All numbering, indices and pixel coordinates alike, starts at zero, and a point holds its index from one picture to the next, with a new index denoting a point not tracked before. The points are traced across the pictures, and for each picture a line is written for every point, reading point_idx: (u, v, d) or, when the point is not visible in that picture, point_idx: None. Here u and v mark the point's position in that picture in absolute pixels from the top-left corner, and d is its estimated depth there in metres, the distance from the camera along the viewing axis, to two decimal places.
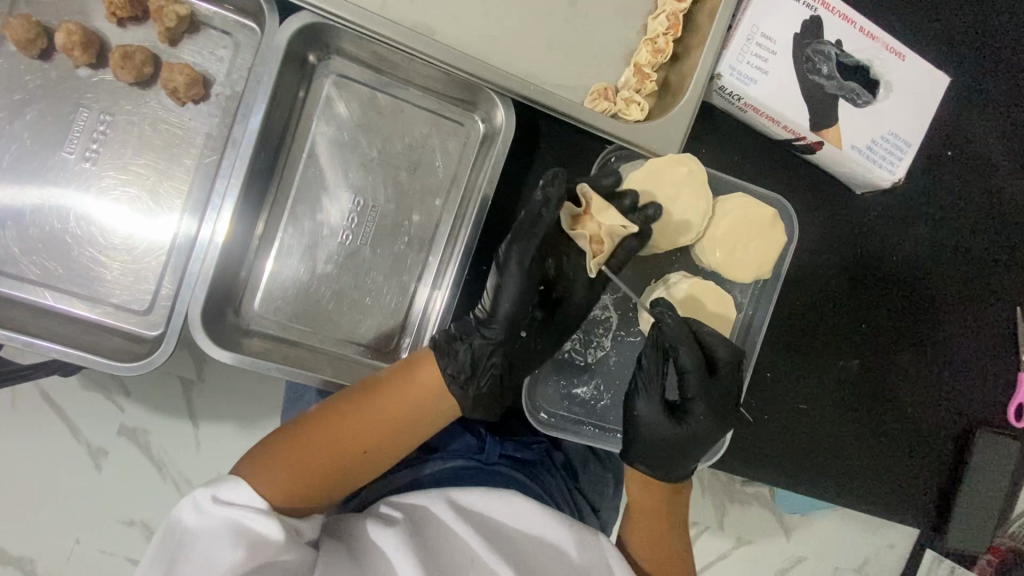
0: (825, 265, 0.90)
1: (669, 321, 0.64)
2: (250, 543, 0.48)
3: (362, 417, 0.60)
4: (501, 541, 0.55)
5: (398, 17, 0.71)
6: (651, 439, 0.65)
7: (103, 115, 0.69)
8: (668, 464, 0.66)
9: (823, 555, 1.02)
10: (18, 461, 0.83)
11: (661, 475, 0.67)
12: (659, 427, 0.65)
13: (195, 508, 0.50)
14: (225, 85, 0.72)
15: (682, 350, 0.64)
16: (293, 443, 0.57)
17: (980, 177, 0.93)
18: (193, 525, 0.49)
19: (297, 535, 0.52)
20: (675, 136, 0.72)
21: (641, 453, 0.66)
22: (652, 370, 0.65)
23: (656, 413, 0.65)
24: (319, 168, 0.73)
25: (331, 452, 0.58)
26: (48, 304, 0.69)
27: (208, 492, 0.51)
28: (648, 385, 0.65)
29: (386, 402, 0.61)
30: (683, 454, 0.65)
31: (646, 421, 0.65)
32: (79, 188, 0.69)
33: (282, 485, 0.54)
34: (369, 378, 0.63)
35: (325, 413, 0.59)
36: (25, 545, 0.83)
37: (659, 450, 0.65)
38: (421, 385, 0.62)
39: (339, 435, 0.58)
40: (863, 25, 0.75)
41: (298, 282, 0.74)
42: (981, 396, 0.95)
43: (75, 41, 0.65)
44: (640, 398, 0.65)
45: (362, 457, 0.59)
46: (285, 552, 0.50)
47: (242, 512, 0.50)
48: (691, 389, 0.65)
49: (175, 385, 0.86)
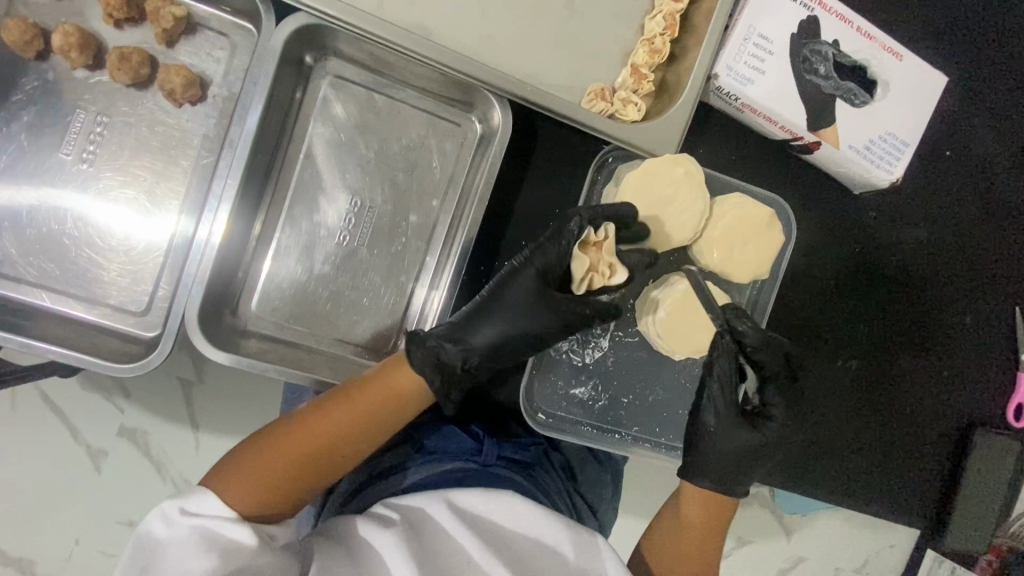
0: (823, 266, 0.90)
1: (749, 330, 0.65)
2: (221, 550, 0.48)
3: (335, 418, 0.59)
4: (498, 541, 0.55)
5: (394, 18, 0.71)
6: (732, 451, 0.65)
7: (100, 117, 0.69)
8: (740, 475, 0.66)
9: (823, 556, 1.00)
10: (18, 463, 0.83)
11: (735, 492, 0.67)
12: (743, 439, 0.65)
13: (163, 519, 0.50)
14: (222, 86, 0.72)
15: (762, 356, 0.65)
16: (264, 451, 0.56)
17: (979, 177, 0.93)
18: (163, 537, 0.49)
19: (271, 541, 0.52)
20: (672, 137, 0.71)
21: (717, 471, 0.66)
22: (725, 379, 0.65)
23: (737, 424, 0.65)
24: (316, 168, 0.73)
25: (304, 455, 0.57)
26: (45, 306, 0.69)
27: (175, 504, 0.50)
28: (729, 394, 0.66)
29: (359, 406, 0.60)
30: (756, 463, 0.67)
31: (731, 434, 0.65)
32: (76, 190, 0.69)
33: (259, 494, 0.54)
34: (340, 383, 0.63)
35: (297, 418, 0.59)
36: (23, 546, 0.83)
37: (738, 463, 0.66)
38: (394, 388, 0.62)
39: (314, 442, 0.58)
40: (861, 25, 0.75)
41: (296, 283, 0.74)
42: (980, 396, 0.95)
43: (72, 43, 0.65)
44: (711, 407, 0.66)
45: (335, 458, 0.59)
46: (257, 558, 0.49)
47: (212, 520, 0.50)
48: (772, 395, 0.67)
49: (172, 387, 0.86)
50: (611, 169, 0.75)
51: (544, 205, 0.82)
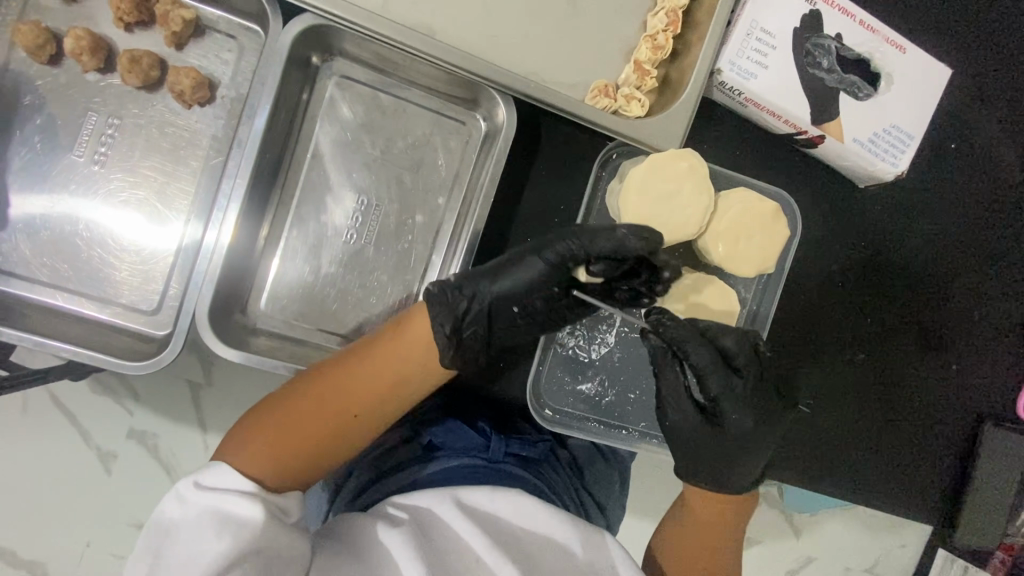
0: (830, 259, 0.90)
1: (666, 325, 0.63)
2: (233, 528, 0.48)
3: (341, 380, 0.60)
4: (507, 540, 0.55)
5: (399, 18, 0.72)
6: (696, 446, 0.65)
7: (111, 119, 0.70)
8: (724, 470, 0.65)
9: (835, 556, 0.96)
10: (30, 464, 0.84)
11: (723, 486, 0.66)
12: (699, 434, 0.65)
13: (178, 498, 0.50)
14: (230, 88, 0.73)
15: (689, 350, 0.62)
16: (279, 417, 0.57)
17: (985, 170, 0.93)
18: (177, 517, 0.49)
19: (284, 515, 0.52)
20: (676, 132, 0.71)
21: (691, 465, 0.66)
22: (674, 381, 0.65)
23: (690, 419, 0.65)
24: (323, 169, 0.74)
25: (317, 418, 0.58)
26: (59, 306, 0.70)
27: (190, 481, 0.51)
28: (673, 392, 0.65)
29: (371, 365, 0.61)
30: (735, 456, 0.65)
31: (681, 428, 0.66)
32: (87, 193, 0.70)
33: (274, 464, 0.54)
34: (356, 344, 0.64)
35: (309, 381, 0.60)
36: (35, 547, 0.84)
37: (704, 458, 0.65)
38: (411, 342, 0.63)
39: (327, 404, 0.58)
40: (863, 18, 0.75)
41: (304, 283, 0.74)
42: (989, 391, 0.95)
43: (83, 46, 0.66)
44: (675, 409, 0.66)
45: (348, 421, 0.59)
46: (273, 538, 0.49)
47: (225, 498, 0.50)
48: (714, 389, 0.63)
49: (181, 387, 0.86)
50: (615, 165, 0.76)
51: (549, 203, 0.83)
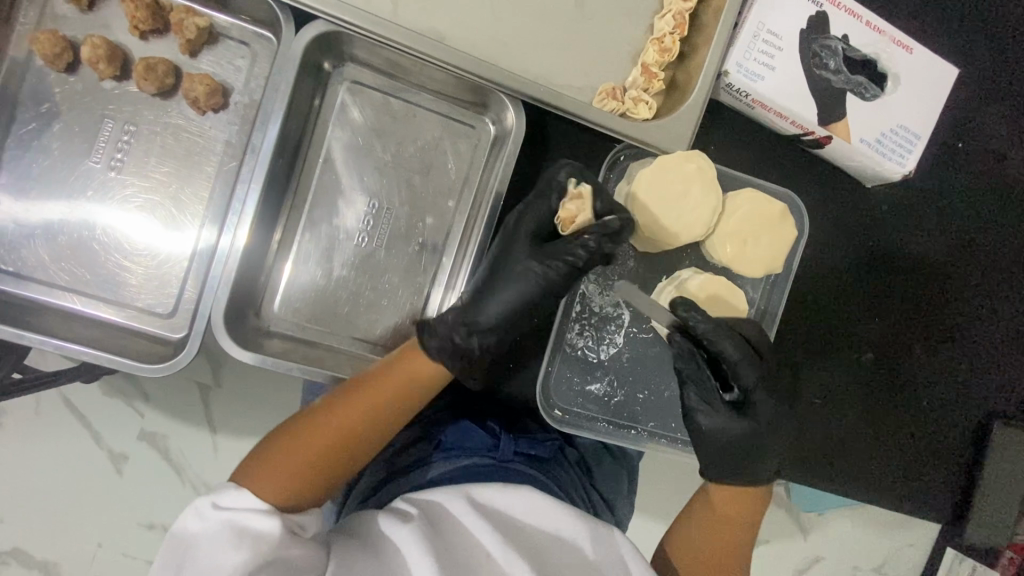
0: (836, 259, 0.90)
1: (699, 320, 0.64)
2: (252, 542, 0.49)
3: (349, 408, 0.62)
4: (519, 537, 0.55)
5: (409, 23, 0.73)
6: (728, 442, 0.67)
7: (127, 126, 0.71)
8: (755, 462, 0.68)
9: (843, 556, 0.97)
10: (47, 465, 0.85)
11: (752, 478, 0.68)
12: (732, 430, 0.67)
13: (198, 515, 0.51)
14: (243, 94, 0.74)
15: (725, 344, 0.64)
16: (294, 445, 0.58)
17: (993, 169, 0.93)
18: (197, 532, 0.50)
19: (301, 532, 0.53)
20: (682, 134, 0.72)
21: (723, 463, 0.68)
22: (702, 378, 0.67)
23: (721, 416, 0.67)
24: (335, 173, 0.75)
25: (331, 447, 0.59)
26: (77, 310, 0.71)
27: (209, 500, 0.52)
28: (704, 385, 0.67)
29: (378, 391, 0.63)
30: (763, 446, 0.68)
31: (716, 427, 0.67)
32: (104, 199, 0.71)
33: (292, 488, 0.55)
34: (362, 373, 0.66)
35: (320, 410, 0.61)
36: (50, 547, 0.85)
37: (736, 454, 0.67)
38: (414, 369, 0.65)
39: (339, 430, 0.60)
40: (870, 19, 0.75)
41: (316, 286, 0.75)
42: (997, 388, 0.95)
43: (99, 55, 0.67)
44: (707, 407, 0.68)
45: (360, 446, 0.61)
46: (288, 550, 0.50)
47: (243, 514, 0.51)
48: (748, 381, 0.66)
49: (195, 388, 0.88)
50: (623, 167, 0.76)
51: None
